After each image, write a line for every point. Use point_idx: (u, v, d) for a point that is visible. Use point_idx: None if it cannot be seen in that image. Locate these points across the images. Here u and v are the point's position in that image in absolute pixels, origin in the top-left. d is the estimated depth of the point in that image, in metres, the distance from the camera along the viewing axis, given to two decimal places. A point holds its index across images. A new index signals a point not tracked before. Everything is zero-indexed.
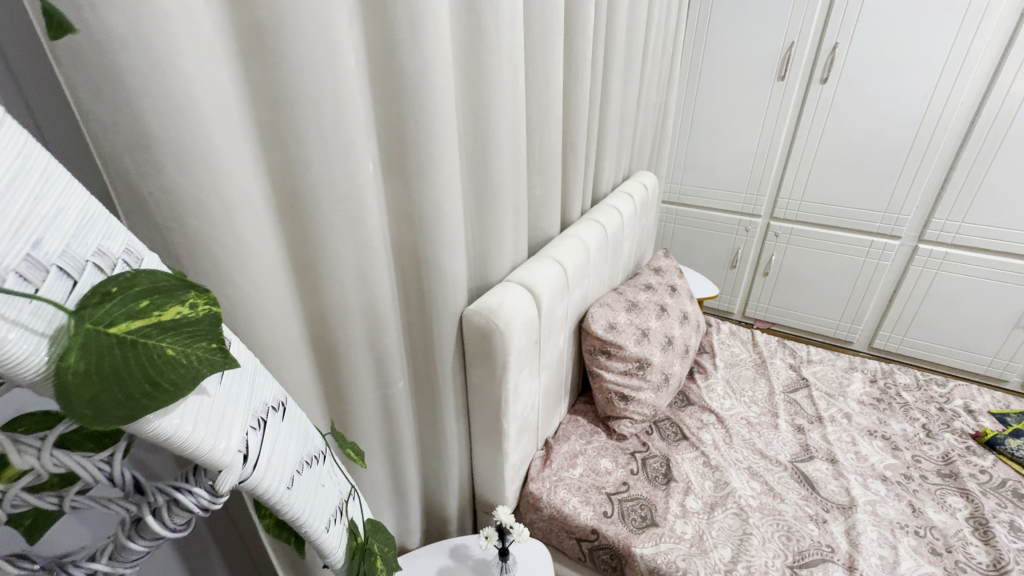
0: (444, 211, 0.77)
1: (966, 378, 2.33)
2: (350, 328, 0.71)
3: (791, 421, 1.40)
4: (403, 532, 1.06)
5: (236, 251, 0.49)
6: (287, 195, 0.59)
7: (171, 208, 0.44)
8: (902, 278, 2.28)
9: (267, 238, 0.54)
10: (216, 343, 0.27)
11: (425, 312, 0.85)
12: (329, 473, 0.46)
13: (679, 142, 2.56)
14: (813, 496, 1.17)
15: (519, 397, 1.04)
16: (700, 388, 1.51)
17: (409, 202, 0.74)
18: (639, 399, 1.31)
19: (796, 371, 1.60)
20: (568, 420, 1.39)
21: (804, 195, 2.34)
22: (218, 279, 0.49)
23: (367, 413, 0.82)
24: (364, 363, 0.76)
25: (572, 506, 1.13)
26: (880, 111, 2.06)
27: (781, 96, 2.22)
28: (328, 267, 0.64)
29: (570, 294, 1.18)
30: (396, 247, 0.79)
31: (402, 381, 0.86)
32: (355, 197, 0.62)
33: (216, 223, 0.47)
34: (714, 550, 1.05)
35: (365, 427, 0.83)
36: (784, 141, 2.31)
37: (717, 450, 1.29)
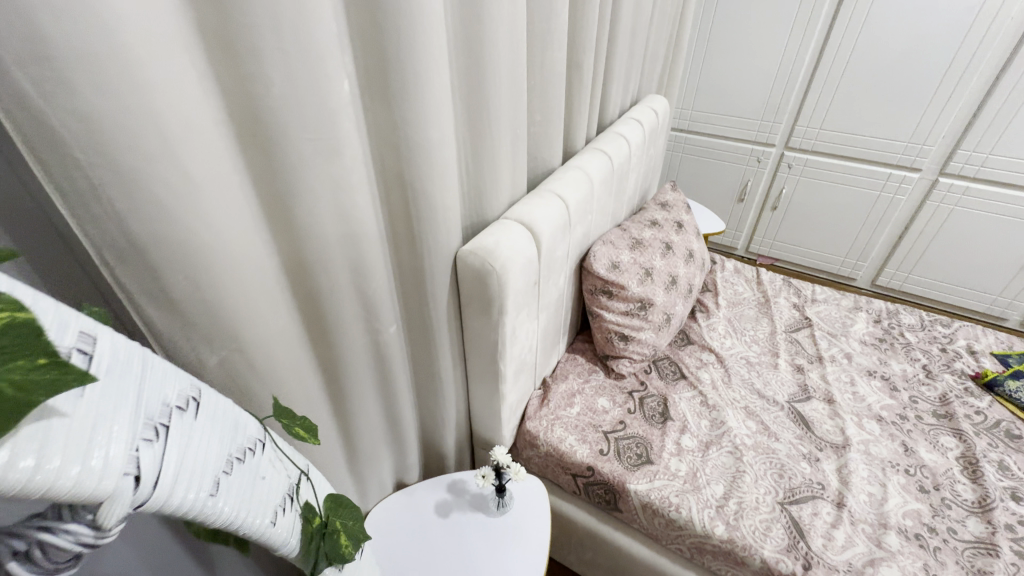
0: (433, 141, 0.69)
1: (965, 316, 2.32)
2: (333, 272, 0.65)
3: (791, 361, 1.39)
4: (400, 468, 1.07)
5: (183, 190, 0.42)
6: (245, 121, 0.50)
7: (92, 141, 0.36)
8: (915, 214, 2.19)
9: (221, 173, 0.47)
10: (42, 357, 0.23)
11: (416, 254, 0.79)
12: (267, 463, 0.43)
13: (693, 61, 2.35)
14: (808, 435, 1.18)
15: (515, 341, 1.00)
16: (701, 327, 1.48)
17: (393, 129, 0.65)
18: (639, 339, 1.28)
19: (799, 310, 1.57)
20: (566, 358, 1.38)
21: (823, 123, 2.19)
22: (166, 224, 0.42)
23: (358, 360, 0.78)
24: (350, 308, 0.71)
25: (568, 444, 1.14)
26: (920, 27, 1.86)
27: (811, 8, 2.00)
28: (302, 205, 0.57)
29: (571, 231, 1.11)
30: (380, 182, 0.71)
31: (393, 326, 0.82)
32: (326, 122, 0.53)
33: (153, 158, 0.40)
34: (707, 486, 1.07)
35: (357, 374, 0.79)
36: (808, 61, 2.12)
37: (715, 390, 1.28)
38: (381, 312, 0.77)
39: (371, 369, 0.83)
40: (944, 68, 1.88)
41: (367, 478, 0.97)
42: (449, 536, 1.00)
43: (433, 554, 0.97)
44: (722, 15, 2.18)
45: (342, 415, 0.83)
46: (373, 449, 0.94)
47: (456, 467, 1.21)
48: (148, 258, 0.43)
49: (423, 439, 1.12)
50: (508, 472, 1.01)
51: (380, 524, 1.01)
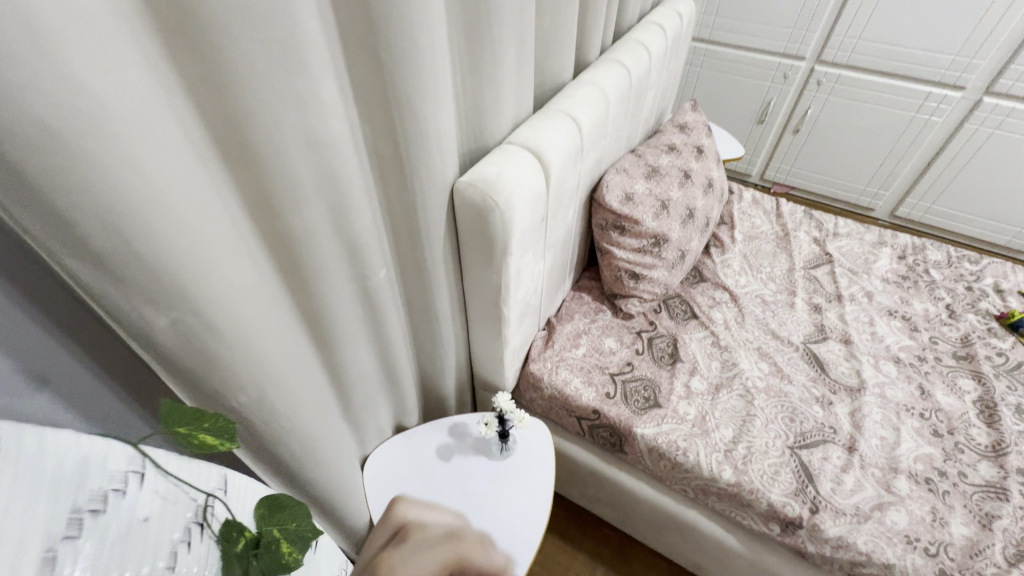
0: (422, 45, 0.55)
1: (983, 249, 2.24)
2: (307, 212, 0.54)
3: (808, 300, 1.31)
4: (399, 412, 1.03)
5: (79, 113, 0.31)
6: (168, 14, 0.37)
7: None
8: (949, 139, 2.03)
9: (136, 86, 0.35)
10: None
11: (407, 188, 0.68)
12: (149, 499, 0.29)
13: None
14: (821, 377, 1.13)
15: (520, 282, 0.91)
16: (715, 263, 1.39)
17: (371, 28, 0.51)
18: (650, 277, 1.20)
19: (820, 246, 1.47)
20: (571, 297, 1.30)
21: (863, 32, 1.95)
22: (64, 158, 0.32)
23: (346, 309, 0.70)
24: (331, 251, 0.61)
25: (574, 387, 1.09)
26: None
27: None
28: (259, 129, 0.45)
29: (583, 158, 0.98)
30: (359, 98, 0.58)
31: (383, 270, 0.73)
32: (277, 16, 0.40)
33: (20, 64, 0.28)
34: (716, 430, 1.04)
35: (347, 324, 0.71)
36: None
37: (728, 330, 1.22)
38: (367, 252, 0.67)
39: (362, 317, 0.75)
40: None
41: (365, 425, 0.93)
42: (450, 487, 0.97)
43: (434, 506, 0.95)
44: None
45: (333, 366, 0.76)
46: (369, 397, 0.89)
47: (456, 408, 1.18)
48: (33, 189, 0.31)
49: (422, 382, 1.08)
50: (512, 420, 0.98)
51: (382, 468, 0.99)
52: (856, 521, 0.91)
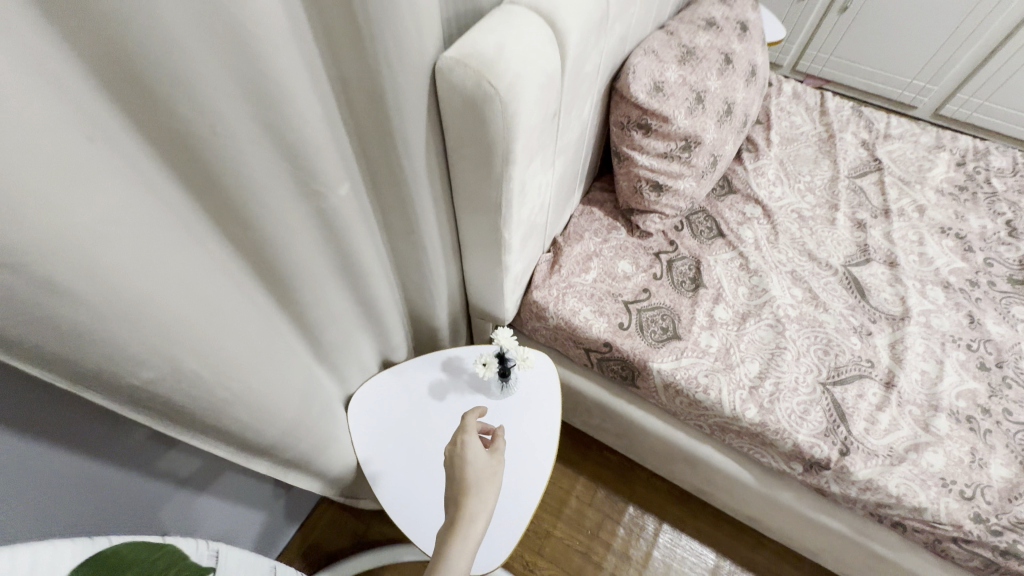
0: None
1: None
2: (211, 105, 0.36)
3: (851, 215, 1.14)
4: (383, 347, 0.91)
5: None
6: None
7: None
8: None
9: None
10: None
11: (365, 67, 0.47)
12: None
13: None
14: (861, 305, 1.01)
15: (524, 199, 0.73)
16: (747, 171, 1.19)
17: None
18: (676, 189, 1.01)
19: (869, 150, 1.26)
20: (580, 211, 1.12)
21: None
22: None
23: (298, 240, 0.53)
24: (263, 166, 0.44)
25: (583, 318, 0.96)
26: None
27: None
28: None
29: (607, 31, 0.75)
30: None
31: (345, 186, 0.55)
32: None
33: None
34: (741, 365, 0.93)
35: (300, 258, 0.55)
36: None
37: (758, 251, 1.07)
38: (321, 167, 0.49)
39: (321, 246, 0.59)
40: None
41: (343, 365, 0.81)
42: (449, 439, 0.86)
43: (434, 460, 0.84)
44: None
45: (289, 306, 0.61)
46: (344, 336, 0.75)
47: (450, 338, 1.05)
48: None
49: (409, 313, 0.94)
50: (513, 358, 0.87)
51: (368, 410, 0.88)
52: (889, 463, 0.84)
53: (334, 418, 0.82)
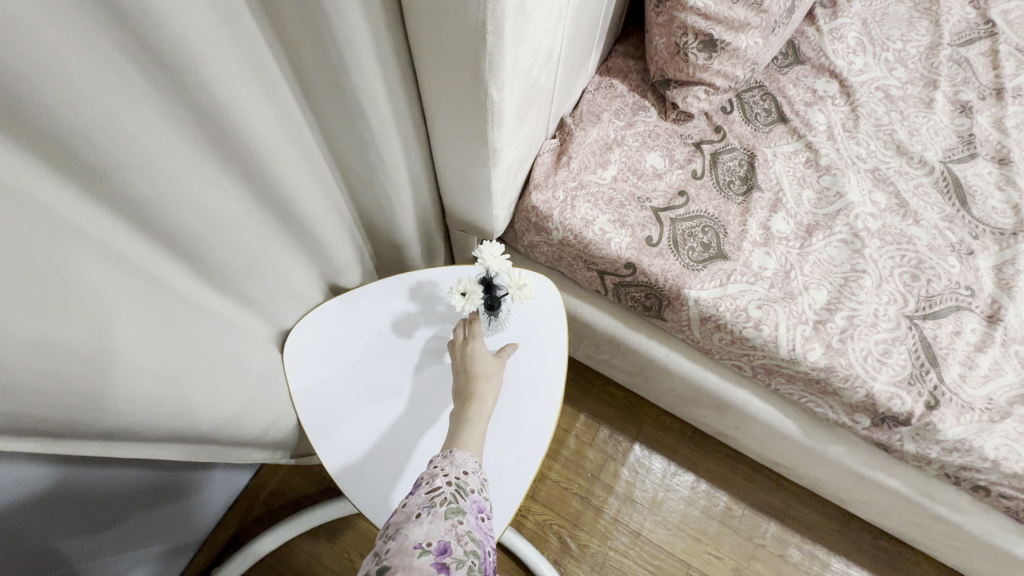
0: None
1: None
2: None
3: (952, 96, 0.86)
4: (327, 266, 0.66)
5: None
6: None
7: None
8: None
9: None
10: None
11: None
12: None
13: None
14: (960, 215, 0.77)
15: (526, 31, 0.45)
16: (821, 33, 0.88)
17: None
18: (734, 48, 0.72)
19: (979, 9, 0.95)
20: (597, 84, 0.82)
21: None
22: None
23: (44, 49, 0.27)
24: None
25: (598, 230, 0.71)
26: None
27: None
28: None
29: None
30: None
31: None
32: None
33: None
34: (803, 294, 0.70)
35: (64, 93, 0.29)
36: None
37: (831, 142, 0.80)
38: None
39: (119, 78, 0.31)
40: None
41: (258, 294, 0.56)
42: (431, 385, 0.64)
43: (413, 413, 0.63)
44: None
45: (95, 192, 0.35)
46: (246, 252, 0.50)
47: (423, 255, 0.81)
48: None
49: (363, 218, 0.68)
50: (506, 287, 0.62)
51: (310, 353, 0.65)
52: (987, 419, 0.65)
53: (254, 365, 0.59)
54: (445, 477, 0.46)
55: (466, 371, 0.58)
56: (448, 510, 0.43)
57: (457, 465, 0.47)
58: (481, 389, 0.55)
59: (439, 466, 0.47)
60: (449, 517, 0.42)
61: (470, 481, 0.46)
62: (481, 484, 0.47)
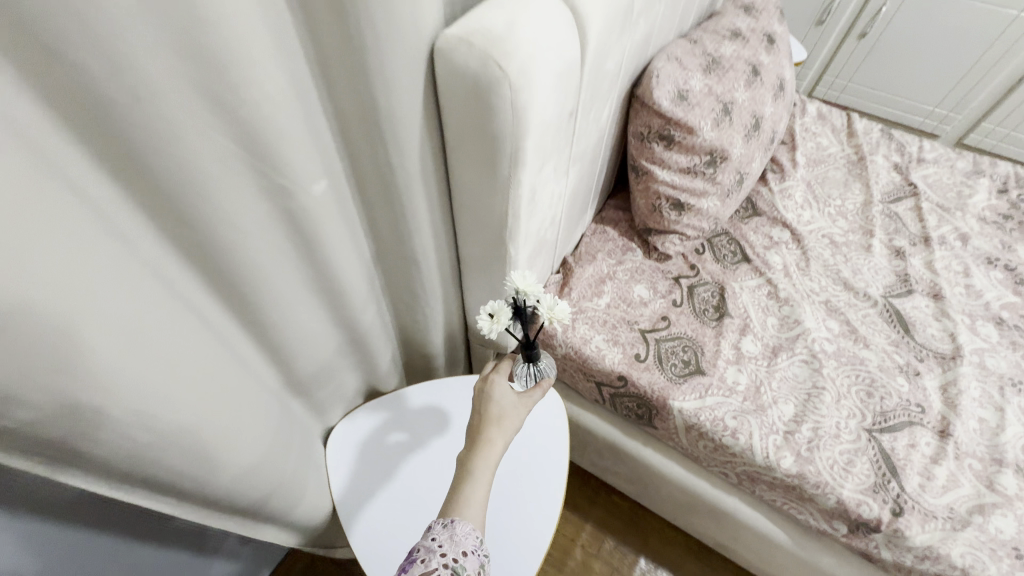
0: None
1: None
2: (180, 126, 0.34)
3: (888, 243, 1.05)
4: (370, 375, 0.81)
5: None
6: None
7: None
8: None
9: None
10: None
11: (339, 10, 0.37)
12: None
13: None
14: (905, 341, 0.90)
15: (535, 211, 0.64)
16: (772, 192, 1.10)
17: None
18: (699, 208, 0.93)
19: (902, 174, 1.18)
20: (592, 230, 1.03)
21: None
22: None
23: (202, 172, 0.37)
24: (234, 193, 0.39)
25: (595, 348, 0.86)
26: None
27: None
28: None
29: (631, 27, 0.66)
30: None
31: (307, 181, 0.45)
32: None
33: None
34: (773, 407, 0.82)
35: (164, 158, 0.35)
36: None
37: (788, 279, 0.97)
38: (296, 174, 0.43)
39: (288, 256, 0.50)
40: None
41: (314, 394, 0.69)
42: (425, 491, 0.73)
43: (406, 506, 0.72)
44: None
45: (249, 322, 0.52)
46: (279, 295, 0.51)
47: (447, 366, 0.95)
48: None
49: (402, 335, 0.84)
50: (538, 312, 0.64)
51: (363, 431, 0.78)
52: (950, 527, 0.72)
53: (265, 416, 0.59)
54: (441, 557, 0.44)
55: (480, 413, 0.57)
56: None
57: (456, 543, 0.45)
58: (489, 435, 0.55)
59: (438, 540, 0.46)
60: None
61: (467, 564, 0.45)
62: (479, 567, 0.45)
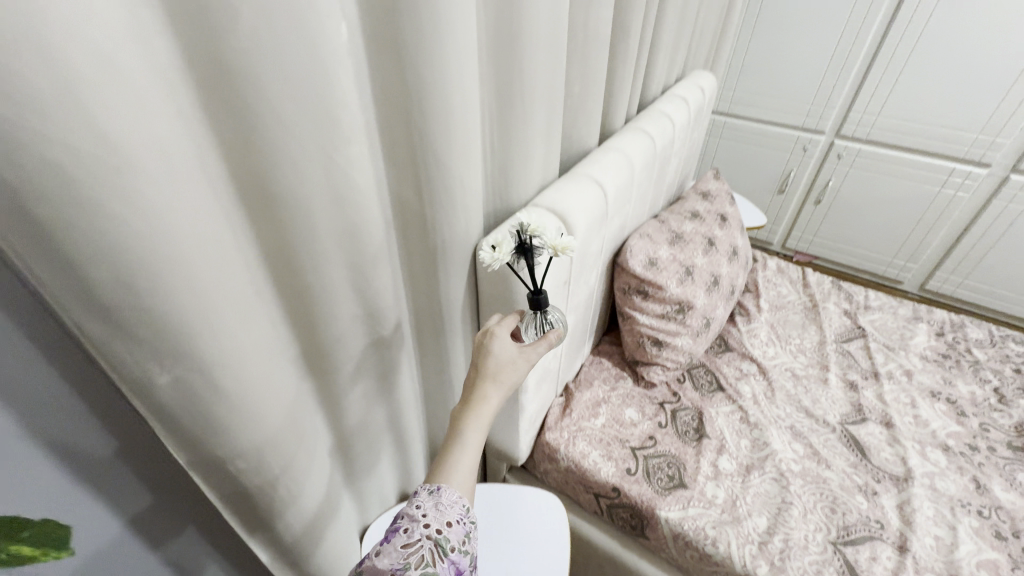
0: (452, 78, 0.53)
1: (1006, 325, 2.18)
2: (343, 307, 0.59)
3: (842, 377, 1.24)
4: (405, 479, 0.97)
5: (148, 232, 0.34)
6: (232, 132, 0.41)
7: (57, 189, 0.29)
8: (969, 226, 2.04)
9: (207, 213, 0.39)
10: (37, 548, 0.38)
11: (427, 233, 0.65)
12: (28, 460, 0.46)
13: (736, 52, 2.17)
14: (862, 463, 1.04)
15: None
16: (740, 332, 1.33)
17: (408, 116, 0.54)
18: (675, 345, 1.15)
19: (851, 319, 1.41)
20: (591, 361, 1.25)
21: (878, 122, 2.02)
22: (128, 273, 0.34)
23: (351, 330, 0.60)
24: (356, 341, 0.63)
25: (592, 461, 1.02)
26: (1000, 29, 1.68)
27: (869, 9, 1.83)
28: (300, 236, 0.48)
29: (608, 222, 0.96)
30: (384, 132, 0.57)
31: (397, 328, 0.68)
32: (329, 119, 0.43)
33: (108, 208, 0.31)
34: (748, 519, 0.94)
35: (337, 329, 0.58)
36: (867, 54, 1.93)
37: (756, 406, 1.15)
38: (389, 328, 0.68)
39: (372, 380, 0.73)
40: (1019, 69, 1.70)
41: (368, 494, 0.85)
42: None
43: None
44: (775, 17, 2.02)
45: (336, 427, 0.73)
46: (355, 321, 0.60)
47: None
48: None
49: (432, 446, 1.02)
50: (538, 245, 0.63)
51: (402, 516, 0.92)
52: None
53: (316, 435, 0.64)
54: (424, 530, 0.49)
55: (478, 367, 0.62)
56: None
57: (440, 515, 0.50)
58: (483, 393, 0.60)
59: (423, 509, 0.51)
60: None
61: (450, 536, 0.50)
62: (462, 537, 0.50)
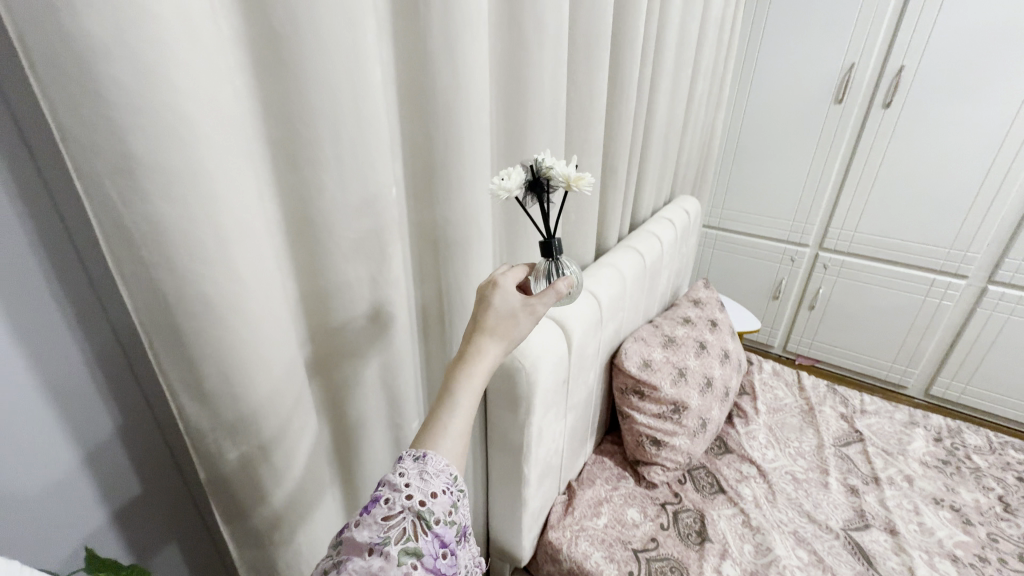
0: (472, 219, 0.68)
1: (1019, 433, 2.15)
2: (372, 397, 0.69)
3: (843, 481, 1.26)
4: None
5: (248, 340, 0.46)
6: (307, 266, 0.56)
7: (200, 313, 0.43)
8: (960, 332, 2.12)
9: (287, 325, 0.52)
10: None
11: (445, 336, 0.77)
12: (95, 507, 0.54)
13: (720, 175, 2.45)
14: (869, 572, 1.03)
15: (543, 443, 0.94)
16: (739, 433, 1.38)
17: (436, 247, 0.69)
18: (673, 445, 1.20)
19: (848, 423, 1.45)
20: (593, 460, 1.29)
21: (856, 236, 2.21)
22: (229, 371, 0.46)
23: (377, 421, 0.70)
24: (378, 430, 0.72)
25: (594, 562, 1.02)
26: (949, 160, 1.91)
27: (830, 143, 2.11)
28: (346, 340, 0.61)
29: (603, 328, 1.08)
30: (416, 258, 0.72)
31: (416, 419, 0.78)
32: (378, 255, 0.58)
33: (227, 324, 0.45)
34: None
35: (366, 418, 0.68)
36: (836, 178, 2.18)
37: (758, 509, 1.16)
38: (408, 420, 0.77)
39: None
40: (974, 193, 1.90)
41: None
42: None
43: None
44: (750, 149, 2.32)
45: None
46: (381, 412, 0.70)
47: None
48: (136, 246, 0.38)
49: None
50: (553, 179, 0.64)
51: None
52: None
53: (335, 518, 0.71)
54: (406, 501, 0.48)
55: (477, 320, 0.63)
56: (402, 550, 0.45)
57: (424, 486, 0.50)
58: (478, 347, 0.61)
59: (407, 479, 0.50)
60: (402, 559, 0.45)
61: (434, 509, 0.49)
62: (448, 508, 0.50)
